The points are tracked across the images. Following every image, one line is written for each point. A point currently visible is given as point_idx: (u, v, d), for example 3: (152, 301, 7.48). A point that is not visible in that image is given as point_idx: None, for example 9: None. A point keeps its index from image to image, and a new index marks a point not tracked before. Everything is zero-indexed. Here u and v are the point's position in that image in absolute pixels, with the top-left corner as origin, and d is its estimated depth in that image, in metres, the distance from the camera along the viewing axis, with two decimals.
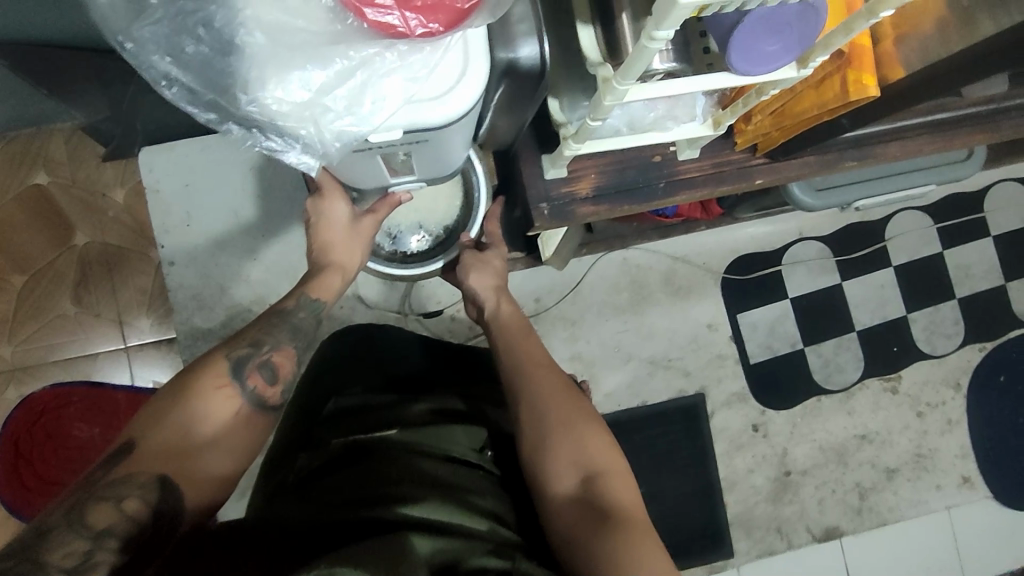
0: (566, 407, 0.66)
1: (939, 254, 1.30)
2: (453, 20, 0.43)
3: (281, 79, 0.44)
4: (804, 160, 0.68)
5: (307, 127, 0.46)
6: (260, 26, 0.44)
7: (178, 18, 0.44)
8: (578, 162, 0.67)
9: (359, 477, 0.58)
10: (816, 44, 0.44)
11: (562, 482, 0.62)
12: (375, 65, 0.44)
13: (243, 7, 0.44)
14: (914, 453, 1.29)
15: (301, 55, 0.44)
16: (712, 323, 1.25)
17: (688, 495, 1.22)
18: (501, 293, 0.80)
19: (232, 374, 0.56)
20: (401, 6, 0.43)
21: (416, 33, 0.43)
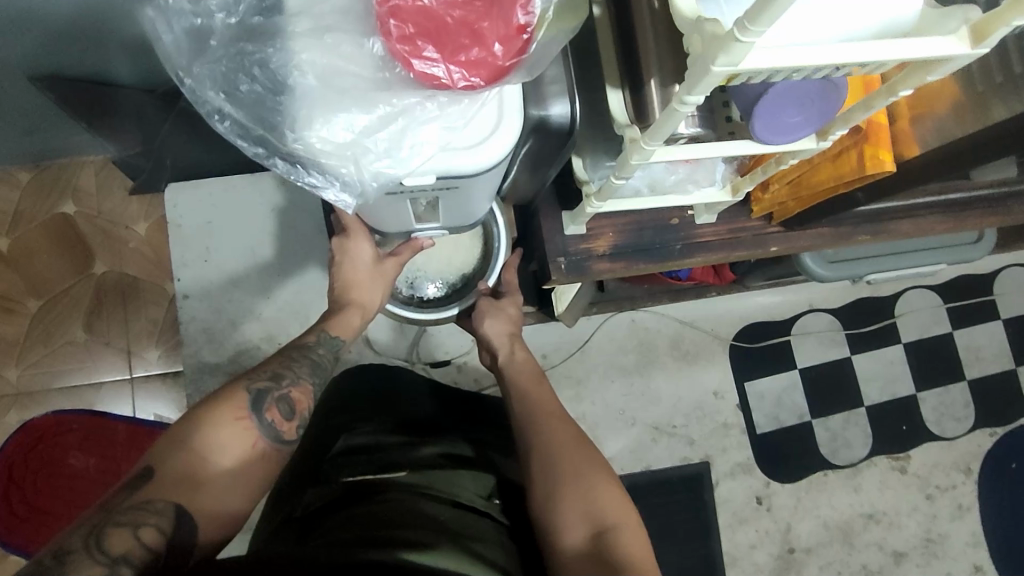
0: (577, 457, 0.66)
1: (949, 334, 1.30)
2: (494, 75, 0.46)
3: (327, 120, 0.47)
4: (818, 231, 0.70)
5: (347, 167, 0.48)
6: (313, 70, 0.46)
7: (237, 58, 0.47)
8: (596, 220, 0.68)
9: (368, 515, 0.58)
10: (836, 118, 0.45)
11: (571, 533, 0.60)
12: (416, 112, 0.46)
13: (298, 51, 0.46)
14: (923, 537, 1.25)
15: (347, 99, 0.46)
16: (719, 390, 1.24)
17: (688, 568, 1.19)
18: (516, 342, 0.82)
19: (251, 403, 0.57)
20: (447, 60, 0.45)
21: (458, 85, 0.46)
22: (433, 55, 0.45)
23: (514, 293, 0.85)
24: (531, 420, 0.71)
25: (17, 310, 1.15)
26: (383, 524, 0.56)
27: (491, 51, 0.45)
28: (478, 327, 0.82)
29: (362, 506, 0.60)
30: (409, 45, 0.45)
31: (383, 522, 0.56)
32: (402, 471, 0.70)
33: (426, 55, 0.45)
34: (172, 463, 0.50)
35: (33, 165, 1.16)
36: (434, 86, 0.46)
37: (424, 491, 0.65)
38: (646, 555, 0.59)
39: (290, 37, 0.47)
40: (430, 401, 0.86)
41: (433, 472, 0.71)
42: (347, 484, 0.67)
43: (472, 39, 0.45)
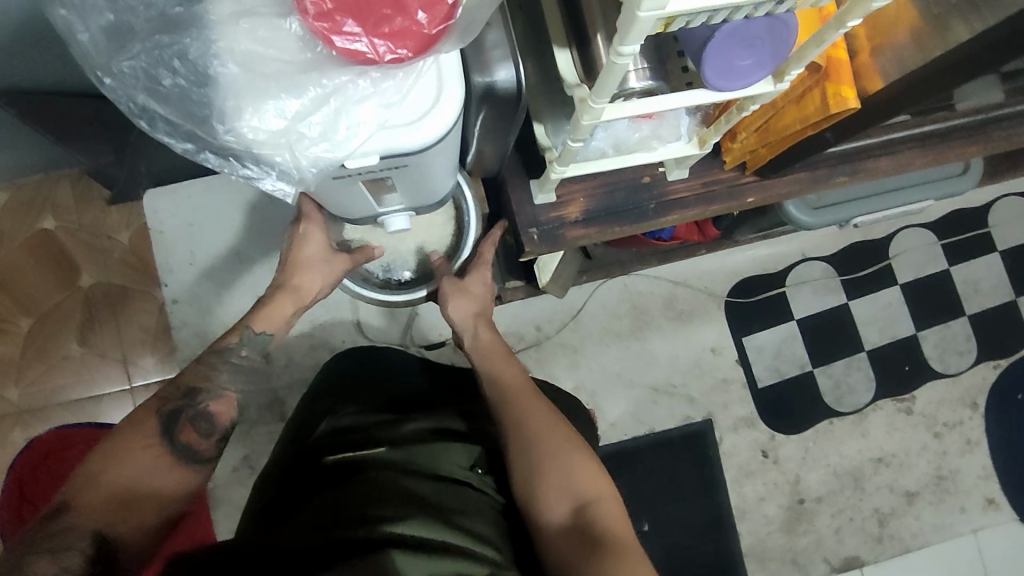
0: (552, 434, 0.67)
1: (946, 271, 1.29)
2: (422, 46, 0.45)
3: (258, 109, 0.45)
4: (795, 177, 0.68)
5: (284, 154, 0.47)
6: (234, 58, 0.45)
7: (156, 52, 0.46)
8: (565, 187, 0.67)
9: (347, 493, 0.57)
10: (790, 57, 0.44)
11: (552, 511, 0.62)
12: (348, 91, 0.45)
13: (216, 39, 0.45)
14: (934, 475, 1.25)
15: (276, 85, 0.45)
16: (717, 348, 1.24)
17: (699, 525, 1.20)
18: (481, 321, 0.80)
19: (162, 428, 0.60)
20: (370, 33, 0.44)
21: (385, 58, 0.44)
22: (354, 28, 0.44)
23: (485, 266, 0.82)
24: (503, 399, 0.71)
25: (9, 330, 1.15)
26: (365, 498, 0.56)
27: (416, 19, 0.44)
28: (444, 312, 0.80)
29: (342, 485, 0.59)
30: (329, 21, 0.44)
31: (361, 498, 0.55)
32: (382, 446, 0.69)
33: (348, 30, 0.44)
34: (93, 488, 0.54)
35: (7, 183, 1.15)
36: (362, 61, 0.45)
37: (404, 468, 0.63)
38: (627, 527, 0.61)
39: (209, 25, 0.45)
40: (415, 377, 0.87)
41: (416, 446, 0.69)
42: (330, 464, 0.67)
43: (395, 10, 0.44)
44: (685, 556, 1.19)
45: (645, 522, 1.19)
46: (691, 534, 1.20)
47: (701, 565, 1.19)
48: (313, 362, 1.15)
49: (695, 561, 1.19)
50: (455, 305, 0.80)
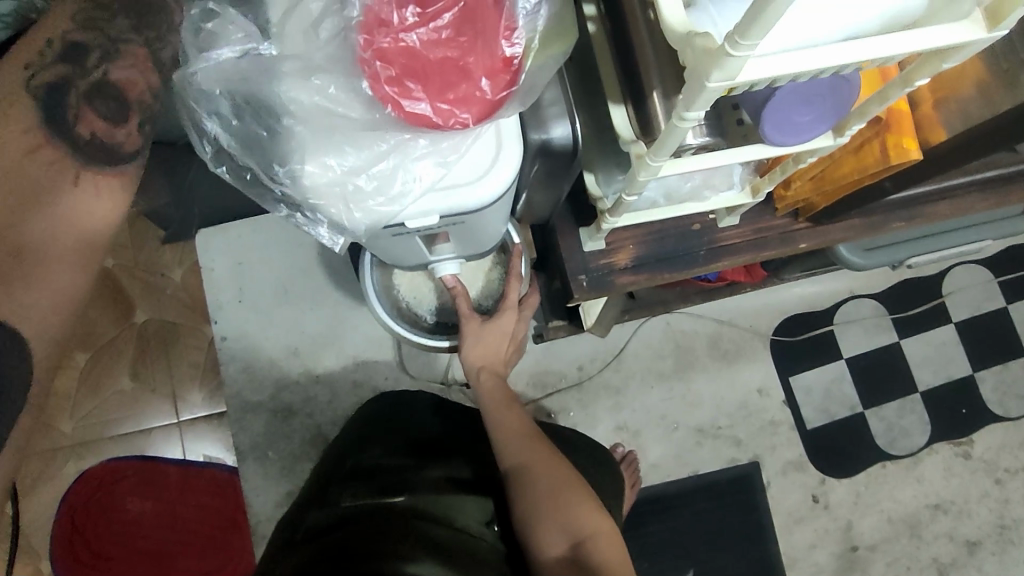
0: (552, 475, 0.69)
1: (1003, 309, 1.24)
2: (484, 111, 0.46)
3: (321, 162, 0.47)
4: (849, 222, 0.67)
5: (338, 206, 0.48)
6: (304, 114, 0.47)
7: (229, 89, 0.47)
8: (615, 234, 0.67)
9: (366, 534, 0.61)
10: (850, 113, 0.44)
11: (552, 546, 0.65)
12: (406, 152, 0.47)
13: (288, 94, 0.47)
14: (996, 524, 1.19)
15: (339, 138, 0.47)
16: (763, 388, 1.21)
17: (746, 572, 1.16)
18: (493, 364, 0.83)
19: (39, 95, 0.53)
20: (434, 98, 0.46)
21: (448, 125, 0.46)
22: (422, 96, 0.45)
23: (514, 311, 0.82)
24: (515, 445, 0.74)
25: None
26: (382, 542, 0.60)
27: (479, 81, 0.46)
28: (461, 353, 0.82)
29: (359, 524, 0.63)
30: (398, 86, 0.45)
31: (379, 540, 0.60)
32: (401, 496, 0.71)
33: (415, 100, 0.45)
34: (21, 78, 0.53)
35: None
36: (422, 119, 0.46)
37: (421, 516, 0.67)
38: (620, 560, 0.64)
39: (283, 80, 0.47)
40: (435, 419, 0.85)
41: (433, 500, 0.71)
42: (348, 503, 0.70)
43: (460, 78, 0.46)
44: None
45: (690, 568, 1.16)
46: None
47: None
48: (356, 400, 1.16)
49: None
50: (473, 343, 0.81)
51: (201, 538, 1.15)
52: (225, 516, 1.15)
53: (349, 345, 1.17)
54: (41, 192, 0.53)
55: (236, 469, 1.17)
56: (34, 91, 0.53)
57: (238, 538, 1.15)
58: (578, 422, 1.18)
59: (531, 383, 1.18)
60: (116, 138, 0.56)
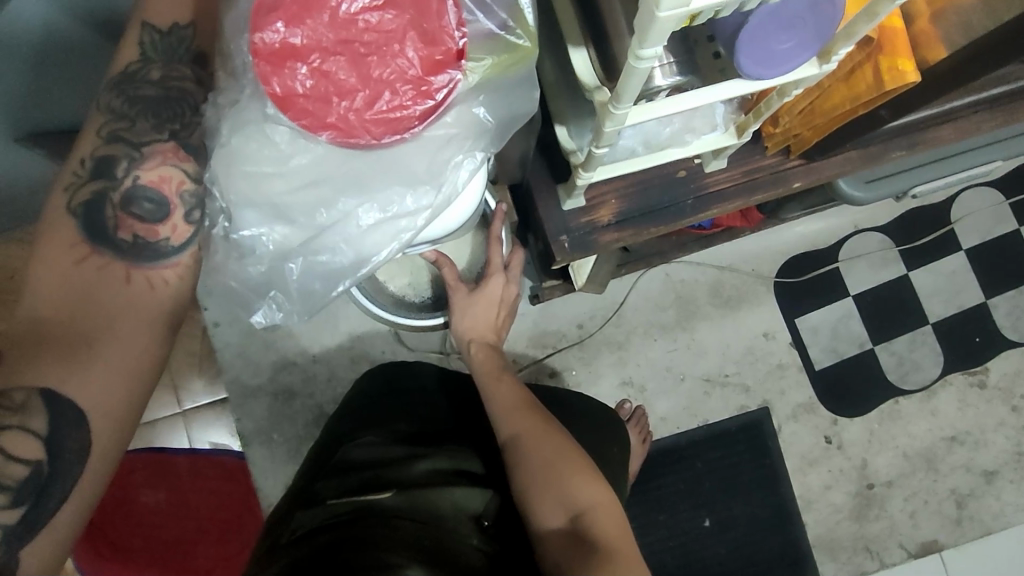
0: (548, 449, 0.67)
1: (1015, 232, 1.20)
2: (425, 116, 0.47)
3: (299, 225, 0.51)
4: (846, 156, 0.63)
5: (313, 259, 0.53)
6: (280, 184, 0.48)
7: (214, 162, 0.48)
8: (595, 189, 0.63)
9: (349, 530, 0.60)
10: (837, 35, 0.39)
11: (551, 518, 0.63)
12: (359, 213, 0.51)
13: (262, 168, 0.48)
14: (1014, 452, 1.17)
15: (296, 211, 0.50)
16: (769, 332, 1.18)
17: (763, 518, 1.16)
18: (492, 329, 0.83)
19: (81, 209, 0.51)
20: (365, 113, 0.46)
21: (384, 140, 0.47)
22: (365, 133, 0.46)
23: (502, 278, 0.81)
24: (513, 418, 0.71)
25: None
26: (369, 531, 0.59)
27: (426, 139, 0.48)
28: (451, 323, 0.82)
29: (344, 520, 0.62)
30: (321, 103, 0.45)
31: (363, 535, 0.59)
32: (392, 488, 0.68)
33: (361, 138, 0.46)
34: (66, 196, 0.51)
35: None
36: (379, 185, 0.49)
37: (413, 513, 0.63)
38: (623, 534, 0.62)
39: (257, 150, 0.47)
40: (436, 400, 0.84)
41: (423, 489, 0.68)
42: (333, 495, 0.69)
43: (400, 92, 0.46)
44: (749, 550, 1.15)
45: (706, 518, 1.16)
46: (754, 527, 1.16)
47: (766, 560, 1.15)
48: (355, 377, 1.15)
49: (760, 556, 1.15)
50: (462, 322, 0.82)
51: (216, 524, 1.10)
52: (240, 501, 1.13)
53: (342, 322, 1.14)
54: (97, 295, 0.51)
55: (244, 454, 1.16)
56: (76, 207, 0.51)
57: (253, 522, 1.11)
58: (582, 381, 1.16)
59: (530, 344, 1.15)
60: (162, 237, 0.52)
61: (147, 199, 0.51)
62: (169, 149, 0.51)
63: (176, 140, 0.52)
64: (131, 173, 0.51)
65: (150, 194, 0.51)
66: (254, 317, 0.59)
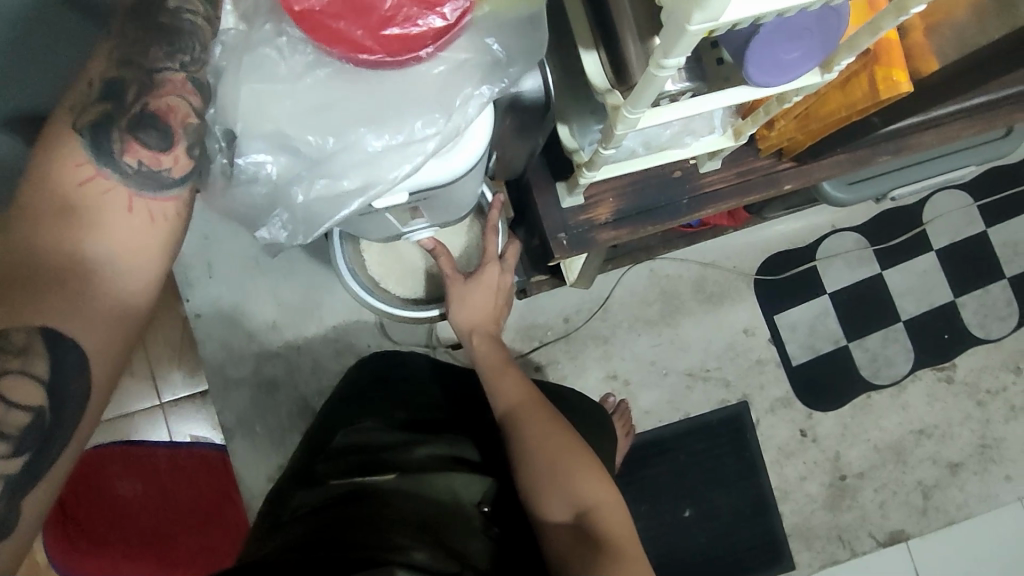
0: (552, 441, 0.69)
1: (983, 233, 1.24)
2: (439, 34, 0.47)
3: (303, 149, 0.51)
4: (835, 159, 0.65)
5: (313, 188, 0.53)
6: (287, 101, 0.49)
7: (222, 87, 0.50)
8: (594, 187, 0.64)
9: (356, 516, 0.61)
10: (839, 47, 0.41)
11: (556, 511, 0.65)
12: (368, 139, 0.50)
13: (271, 88, 0.49)
14: (977, 445, 1.23)
15: (301, 133, 0.50)
16: (749, 328, 1.21)
17: (741, 508, 1.19)
18: (494, 314, 0.83)
19: (87, 129, 0.47)
20: (376, 25, 0.47)
21: (393, 57, 0.47)
22: (376, 48, 0.47)
23: (498, 267, 0.82)
24: (516, 409, 0.73)
25: None
26: (375, 518, 0.60)
27: (439, 60, 0.49)
28: (449, 314, 0.83)
29: (348, 504, 0.63)
30: (334, 14, 0.46)
31: (369, 520, 0.60)
32: (394, 472, 0.69)
33: (370, 54, 0.47)
34: (70, 117, 0.47)
35: None
36: (385, 109, 0.49)
37: (417, 499, 0.65)
38: (626, 529, 0.65)
39: (266, 66, 0.49)
40: (431, 388, 0.85)
41: (427, 475, 0.69)
42: (335, 476, 0.70)
43: (410, 4, 0.46)
44: (727, 539, 1.19)
45: (687, 508, 1.19)
46: (732, 517, 1.19)
47: (744, 548, 1.18)
48: (341, 368, 1.14)
49: (738, 544, 1.18)
50: (462, 314, 0.82)
51: (193, 518, 1.12)
52: (220, 489, 1.14)
53: (328, 315, 1.14)
54: (95, 226, 0.47)
55: (224, 446, 1.14)
56: (82, 128, 0.47)
57: (231, 509, 1.13)
58: (567, 374, 1.18)
59: (517, 338, 1.16)
60: (165, 168, 0.48)
61: (151, 126, 0.48)
62: (178, 80, 0.49)
63: (185, 72, 0.49)
64: (140, 100, 0.48)
65: (156, 121, 0.48)
66: (260, 230, 0.59)
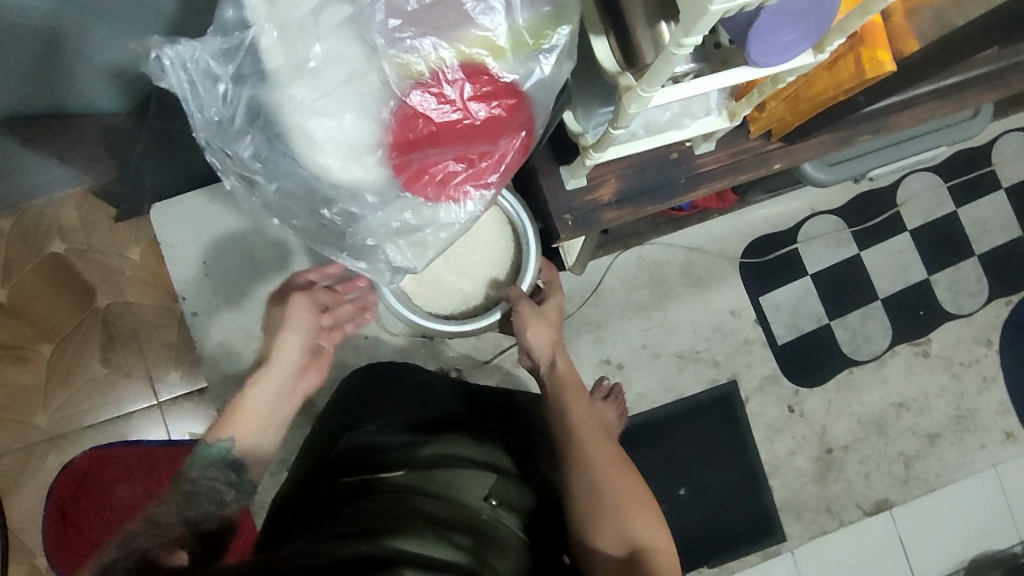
0: (624, 482, 0.73)
1: (953, 212, 1.30)
2: (507, 90, 0.58)
3: (375, 181, 0.59)
4: (820, 139, 0.69)
5: (389, 218, 0.61)
6: (345, 142, 0.57)
7: (266, 134, 0.58)
8: (597, 169, 0.67)
9: (363, 505, 0.63)
10: (831, 28, 0.45)
11: (612, 550, 0.69)
12: (441, 173, 0.59)
13: (327, 129, 0.56)
14: (954, 415, 1.29)
15: (376, 170, 0.58)
16: (736, 310, 1.25)
17: (732, 484, 1.23)
18: (557, 349, 0.86)
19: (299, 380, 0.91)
20: (462, 96, 0.57)
21: (480, 111, 0.57)
22: (464, 109, 0.57)
23: (554, 296, 0.91)
24: (588, 437, 0.76)
25: (28, 357, 1.16)
26: (381, 506, 0.63)
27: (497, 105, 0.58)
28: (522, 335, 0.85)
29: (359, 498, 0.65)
30: (428, 80, 0.57)
31: (372, 509, 0.62)
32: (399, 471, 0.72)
33: (462, 113, 0.57)
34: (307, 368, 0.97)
35: (12, 211, 1.15)
36: (457, 147, 0.59)
37: (416, 490, 0.68)
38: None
39: (299, 105, 0.55)
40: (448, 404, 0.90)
41: (430, 473, 0.72)
42: (345, 474, 0.73)
43: (459, 93, 0.57)
44: (720, 515, 1.23)
45: (681, 487, 1.23)
46: (725, 494, 1.23)
47: (737, 524, 1.22)
48: (340, 362, 1.16)
49: (730, 520, 1.23)
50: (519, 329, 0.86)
51: None
52: None
53: None
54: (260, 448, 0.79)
55: None
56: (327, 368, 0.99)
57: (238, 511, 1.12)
58: None
59: None
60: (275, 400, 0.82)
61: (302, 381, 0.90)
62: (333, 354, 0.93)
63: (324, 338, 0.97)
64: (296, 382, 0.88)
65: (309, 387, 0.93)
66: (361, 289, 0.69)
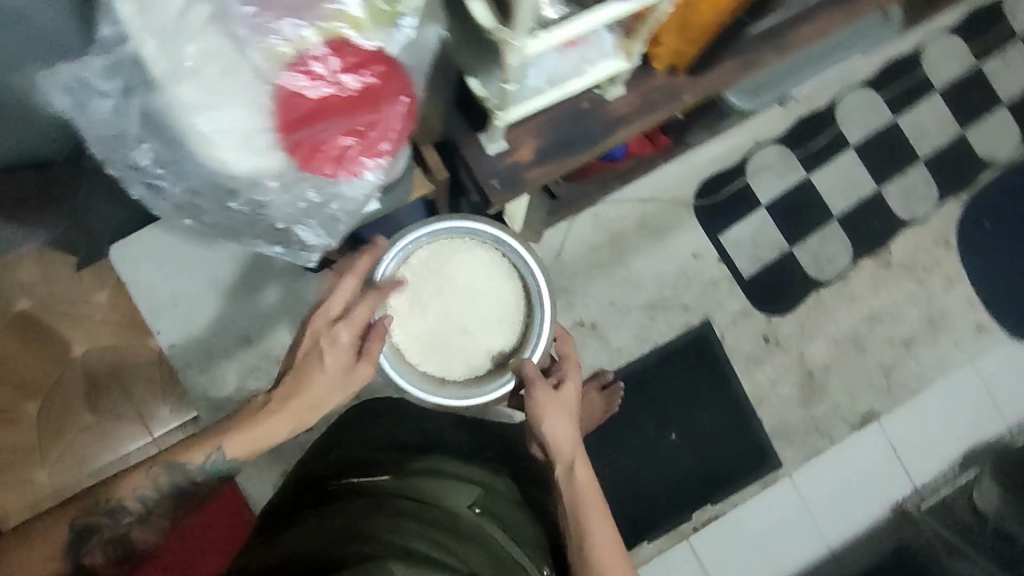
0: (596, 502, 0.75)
1: (892, 122, 1.33)
2: (375, 61, 0.61)
3: (265, 168, 0.58)
4: (726, 67, 0.70)
5: (292, 201, 0.62)
6: (228, 136, 0.55)
7: (155, 138, 0.59)
8: (513, 131, 0.69)
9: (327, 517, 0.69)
10: None
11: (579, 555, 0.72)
12: (333, 150, 0.61)
13: (205, 124, 0.55)
14: (925, 318, 1.32)
15: (268, 159, 0.58)
16: (698, 253, 1.27)
17: (722, 421, 1.27)
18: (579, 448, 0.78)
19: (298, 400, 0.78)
20: (332, 72, 0.59)
21: (353, 83, 0.60)
22: (337, 85, 0.60)
23: (571, 377, 0.83)
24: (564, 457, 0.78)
25: (19, 418, 1.16)
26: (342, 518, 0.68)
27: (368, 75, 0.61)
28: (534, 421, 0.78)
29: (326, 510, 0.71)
30: (297, 63, 0.59)
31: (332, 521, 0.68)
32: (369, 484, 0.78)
33: (336, 89, 0.60)
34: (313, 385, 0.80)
35: None
36: (340, 121, 0.61)
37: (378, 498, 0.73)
38: None
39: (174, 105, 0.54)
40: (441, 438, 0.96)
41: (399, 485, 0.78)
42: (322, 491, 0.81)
43: (328, 68, 0.59)
44: (714, 452, 1.26)
45: (673, 431, 1.26)
46: (716, 431, 1.27)
47: (732, 458, 1.26)
48: None
49: (725, 455, 1.26)
50: (531, 410, 0.78)
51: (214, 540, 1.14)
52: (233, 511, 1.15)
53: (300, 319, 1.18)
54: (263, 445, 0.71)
55: None
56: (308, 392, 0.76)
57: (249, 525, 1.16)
58: None
59: None
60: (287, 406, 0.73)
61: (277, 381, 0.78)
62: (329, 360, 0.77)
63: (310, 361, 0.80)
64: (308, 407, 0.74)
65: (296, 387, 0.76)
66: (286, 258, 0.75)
